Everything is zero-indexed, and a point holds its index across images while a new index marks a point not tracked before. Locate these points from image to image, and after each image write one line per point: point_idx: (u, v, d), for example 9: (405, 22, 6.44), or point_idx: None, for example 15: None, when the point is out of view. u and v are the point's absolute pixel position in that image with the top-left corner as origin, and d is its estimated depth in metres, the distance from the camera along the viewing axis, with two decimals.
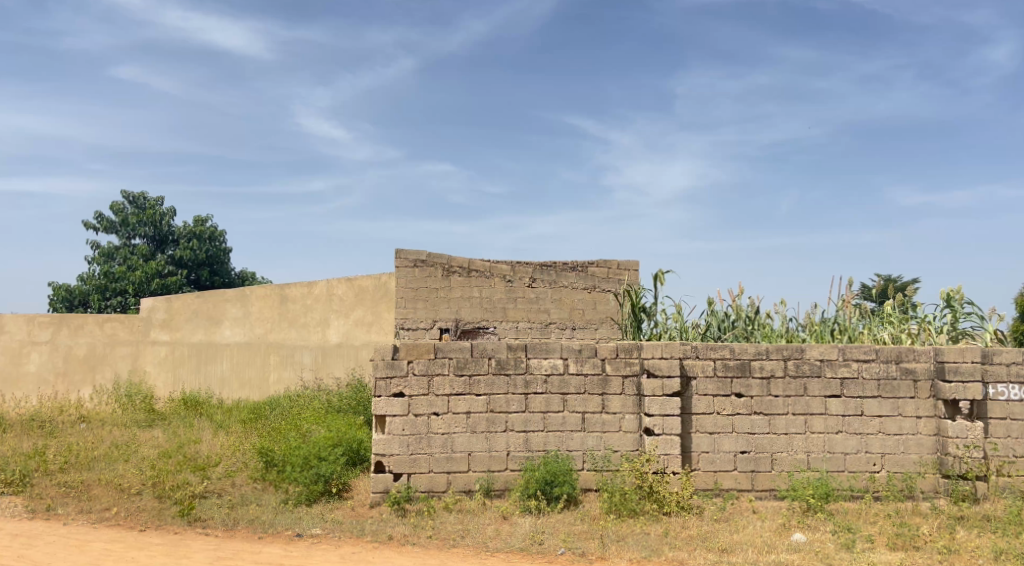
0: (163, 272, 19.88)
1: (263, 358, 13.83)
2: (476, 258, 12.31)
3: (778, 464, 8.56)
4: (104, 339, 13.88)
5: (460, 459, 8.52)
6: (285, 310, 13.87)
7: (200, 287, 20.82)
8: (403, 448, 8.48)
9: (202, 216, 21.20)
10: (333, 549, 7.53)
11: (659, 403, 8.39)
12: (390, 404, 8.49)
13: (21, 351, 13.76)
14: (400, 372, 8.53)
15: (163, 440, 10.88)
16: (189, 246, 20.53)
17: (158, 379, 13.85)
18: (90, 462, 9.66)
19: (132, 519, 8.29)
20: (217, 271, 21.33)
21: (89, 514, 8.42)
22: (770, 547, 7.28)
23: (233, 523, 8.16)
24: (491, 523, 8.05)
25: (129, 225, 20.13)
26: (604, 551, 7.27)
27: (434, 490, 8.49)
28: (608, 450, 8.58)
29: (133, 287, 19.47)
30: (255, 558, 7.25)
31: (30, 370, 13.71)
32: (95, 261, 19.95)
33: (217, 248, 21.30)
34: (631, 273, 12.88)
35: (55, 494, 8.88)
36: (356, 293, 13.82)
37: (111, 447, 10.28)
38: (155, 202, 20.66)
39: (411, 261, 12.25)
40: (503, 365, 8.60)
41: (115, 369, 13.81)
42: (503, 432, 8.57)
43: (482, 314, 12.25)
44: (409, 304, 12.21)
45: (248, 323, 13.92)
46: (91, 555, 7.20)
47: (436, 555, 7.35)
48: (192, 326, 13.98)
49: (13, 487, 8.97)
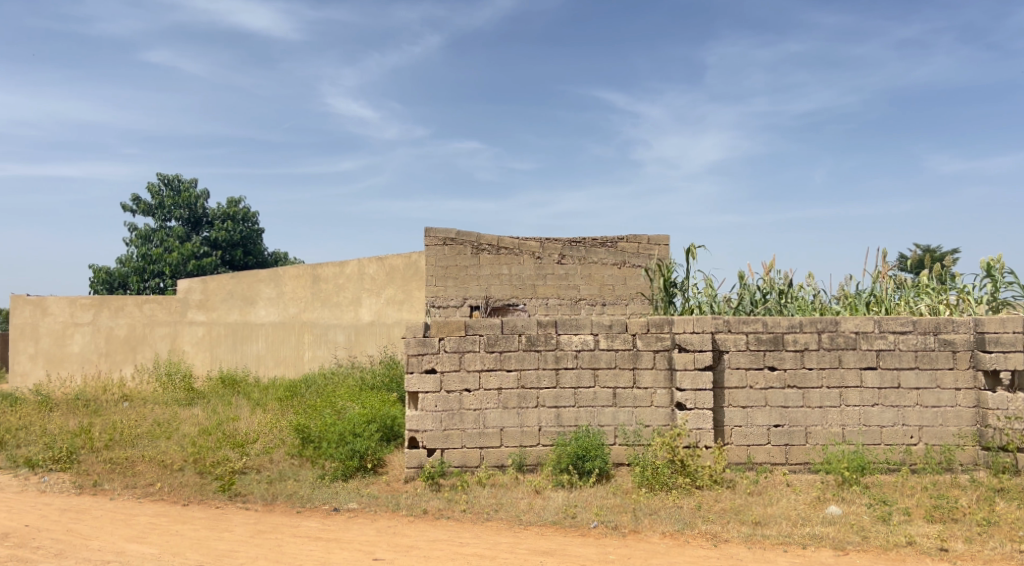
0: (199, 253, 20.15)
1: (297, 336, 14.03)
2: (505, 236, 12.33)
3: (812, 437, 8.51)
4: (143, 320, 14.20)
5: (492, 434, 8.61)
6: (317, 290, 14.01)
7: (234, 268, 21.05)
8: (436, 424, 8.59)
9: (235, 198, 21.45)
10: (369, 523, 7.69)
11: (691, 377, 8.39)
12: (423, 380, 8.59)
13: (65, 332, 14.14)
14: (431, 349, 8.61)
15: (203, 417, 11.13)
16: (224, 227, 20.82)
17: (197, 359, 14.20)
18: (134, 439, 9.91)
19: (175, 493, 8.53)
20: (251, 253, 21.54)
21: (134, 489, 8.67)
22: (804, 520, 7.27)
23: (272, 498, 8.36)
24: (525, 497, 8.13)
25: (166, 208, 20.48)
26: (637, 524, 7.33)
27: (468, 465, 8.61)
28: (639, 425, 8.61)
29: (170, 269, 19.78)
30: (294, 532, 7.43)
31: (74, 351, 14.09)
32: (133, 243, 20.32)
33: (251, 229, 21.53)
34: (662, 248, 12.82)
35: (101, 469, 9.13)
36: (387, 272, 13.77)
37: (152, 425, 10.53)
38: (190, 184, 20.99)
39: (441, 239, 12.35)
40: (534, 342, 8.65)
41: (155, 349, 14.16)
42: (535, 408, 8.63)
43: (513, 292, 12.30)
44: (439, 282, 12.35)
45: (282, 303, 14.11)
46: (137, 528, 7.43)
47: (469, 528, 7.48)
48: (228, 306, 14.24)
49: (60, 463, 9.24)
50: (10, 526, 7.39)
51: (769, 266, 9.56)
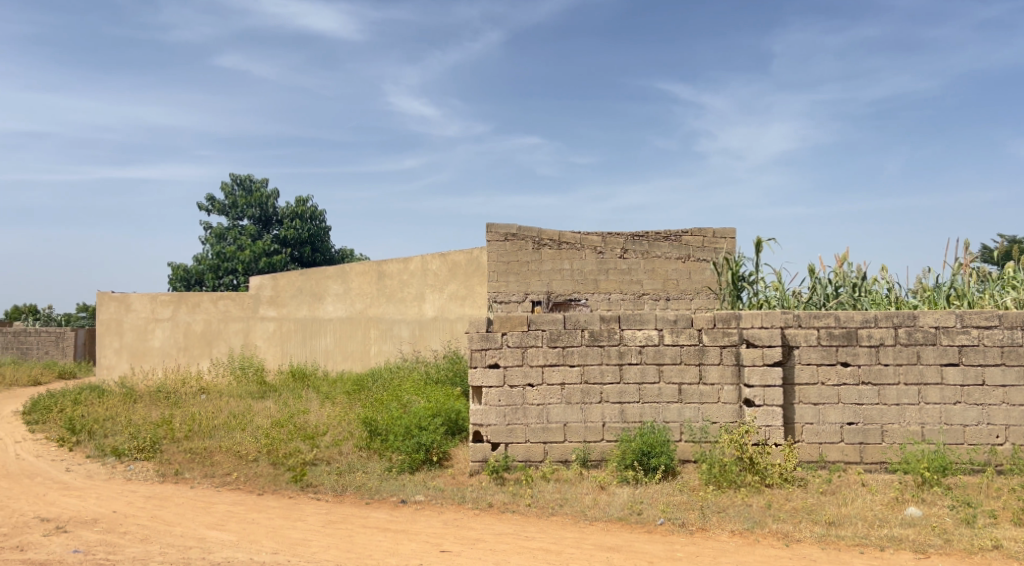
0: (270, 251, 20.70)
1: (363, 331, 14.29)
2: (566, 231, 12.31)
3: (889, 436, 8.28)
4: (218, 316, 14.68)
5: (556, 429, 8.62)
6: (383, 286, 14.25)
7: (303, 264, 21.54)
8: (500, 418, 8.65)
9: (303, 197, 21.95)
10: (436, 515, 7.80)
11: (760, 373, 8.28)
12: (487, 374, 8.66)
13: (146, 327, 14.73)
14: (494, 344, 8.68)
15: (275, 410, 11.45)
16: (293, 226, 21.32)
17: (268, 353, 14.59)
18: (211, 430, 10.26)
19: (250, 483, 8.82)
20: (319, 250, 22.00)
21: (212, 478, 8.99)
22: (882, 521, 7.08)
23: (342, 489, 8.56)
24: (590, 492, 8.13)
25: (238, 208, 21.11)
26: (705, 522, 7.26)
27: (532, 460, 8.64)
28: (705, 422, 8.51)
29: (243, 267, 20.38)
30: (364, 523, 7.59)
31: (155, 345, 14.69)
32: (208, 241, 21.01)
33: (319, 227, 22.00)
34: (729, 241, 12.59)
35: (182, 459, 9.49)
36: (450, 268, 13.92)
37: (229, 417, 10.89)
38: (261, 184, 21.58)
39: (502, 235, 12.42)
40: (597, 337, 8.63)
41: (229, 343, 14.62)
42: (599, 403, 8.62)
43: (575, 287, 12.29)
44: (501, 277, 12.43)
45: (349, 299, 14.39)
46: (216, 516, 7.70)
47: (535, 523, 7.52)
48: (297, 302, 14.59)
49: (144, 453, 9.64)
50: (99, 511, 7.75)
51: (841, 259, 9.33)
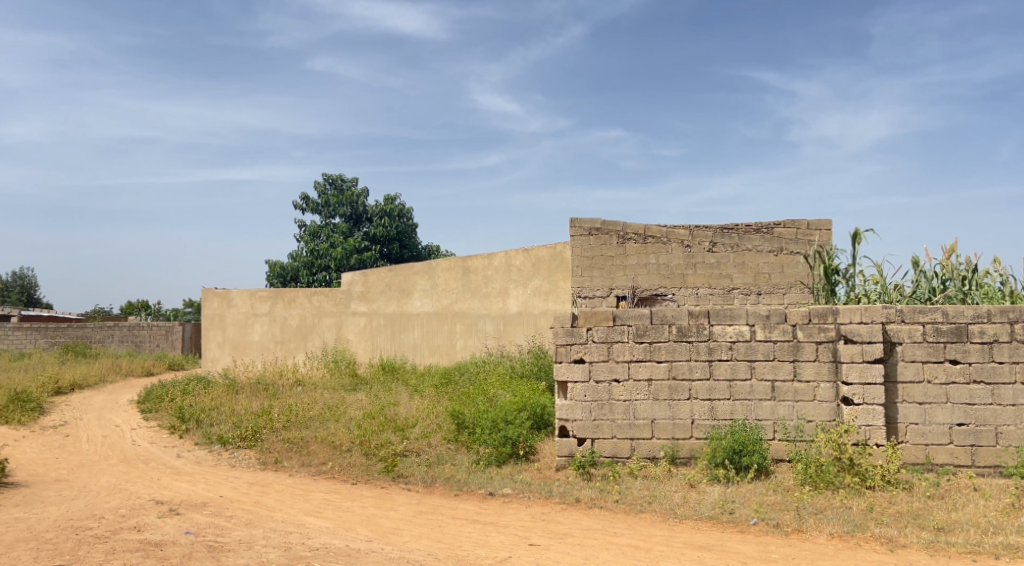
0: (361, 248, 21.23)
1: (449, 326, 14.48)
2: (651, 224, 12.15)
3: (1003, 438, 7.85)
4: (312, 310, 15.14)
5: (643, 426, 8.52)
6: (468, 281, 14.38)
7: (391, 261, 21.96)
8: (586, 414, 8.61)
9: (392, 196, 22.40)
10: (524, 508, 7.83)
11: (859, 371, 7.97)
12: (572, 370, 8.63)
13: (246, 321, 15.33)
14: (579, 339, 8.63)
15: (367, 402, 11.74)
16: (382, 223, 21.78)
17: (359, 346, 14.97)
18: (308, 421, 10.60)
19: (345, 473, 9.08)
20: (407, 247, 22.43)
21: (309, 467, 9.29)
22: (996, 528, 6.71)
23: (432, 481, 8.71)
24: (679, 490, 8.00)
25: (330, 206, 21.73)
26: (802, 523, 7.04)
27: (619, 456, 8.57)
28: (801, 420, 8.25)
29: (335, 263, 20.97)
30: (453, 514, 7.69)
31: (254, 339, 15.27)
32: (302, 239, 21.71)
33: (406, 225, 22.40)
34: (823, 234, 12.21)
35: (281, 448, 9.83)
36: (533, 263, 13.88)
37: (323, 408, 11.23)
38: (352, 183, 22.13)
39: (587, 229, 12.36)
40: (685, 332, 8.47)
41: (323, 337, 15.07)
42: (687, 400, 8.47)
43: (661, 281, 12.11)
44: (586, 272, 12.36)
45: (435, 294, 14.60)
46: (313, 503, 7.95)
47: (624, 519, 7.45)
48: (386, 298, 14.91)
49: (247, 441, 10.05)
50: (207, 495, 8.12)
51: (948, 251, 8.89)
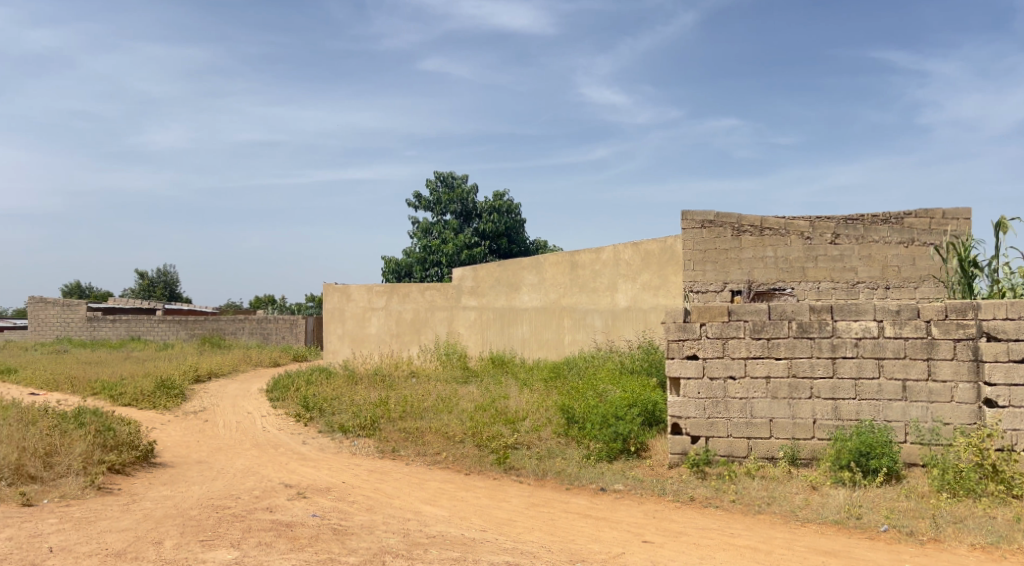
0: (470, 244, 21.55)
1: (557, 320, 14.42)
2: (769, 216, 11.70)
3: None
4: (425, 305, 15.46)
5: (761, 425, 8.20)
6: (576, 276, 14.23)
7: (500, 256, 22.11)
8: (699, 411, 8.35)
9: (501, 192, 22.56)
10: (637, 505, 7.69)
11: (1004, 371, 7.44)
12: (685, 366, 8.39)
13: (363, 315, 15.81)
14: (693, 334, 8.38)
15: (478, 394, 11.86)
16: (491, 220, 21.84)
17: (469, 340, 15.17)
18: (422, 412, 10.80)
19: (459, 463, 9.21)
20: (515, 242, 22.54)
21: (424, 456, 9.47)
22: None
23: (543, 474, 8.70)
24: (800, 492, 7.65)
25: (442, 204, 22.15)
26: (938, 532, 6.59)
27: (735, 455, 8.28)
28: (936, 423, 7.73)
29: (446, 259, 21.35)
30: (565, 507, 7.64)
31: (371, 332, 15.72)
32: (415, 236, 22.25)
33: (515, 221, 22.48)
34: (960, 223, 11.45)
35: (398, 437, 10.06)
36: (643, 257, 13.47)
37: (437, 399, 11.42)
38: (462, 180, 22.44)
39: (699, 222, 12.02)
40: (806, 328, 8.09)
41: (435, 331, 15.36)
42: (809, 399, 8.09)
43: (779, 275, 11.63)
44: (698, 266, 12.03)
45: (543, 289, 14.58)
46: (429, 492, 8.09)
47: (741, 520, 7.19)
48: (495, 292, 15.02)
49: (366, 430, 10.36)
50: (331, 481, 8.41)
51: None
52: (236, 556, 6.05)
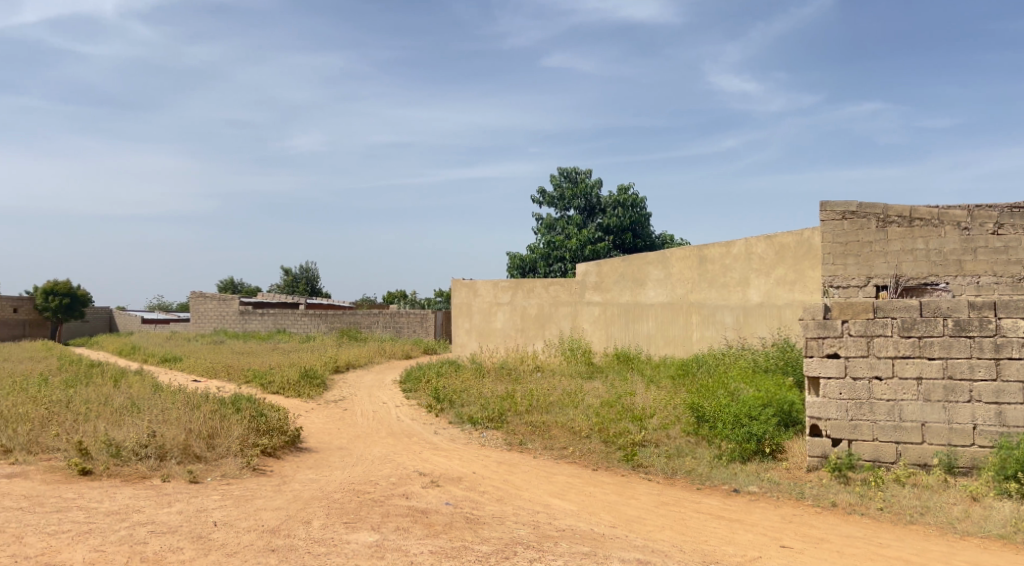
0: (594, 239, 21.38)
1: (685, 317, 14.03)
2: (919, 206, 10.94)
3: None
4: (550, 300, 15.55)
5: (911, 429, 7.67)
6: (704, 270, 13.79)
7: (625, 251, 21.79)
8: (842, 413, 7.90)
9: (625, 186, 22.26)
10: (773, 508, 7.38)
11: None
12: (824, 365, 7.96)
13: (489, 310, 16.08)
14: (834, 332, 7.95)
15: (604, 390, 11.76)
16: (615, 214, 21.73)
17: (594, 336, 15.14)
18: (549, 406, 10.81)
19: (585, 458, 9.17)
20: (640, 237, 22.16)
21: (552, 450, 9.48)
22: None
23: (673, 473, 8.51)
24: (958, 503, 7.09)
25: (566, 199, 22.12)
26: None
27: (882, 460, 7.79)
28: None
29: (570, 255, 21.30)
30: (697, 507, 7.44)
31: (497, 326, 16.00)
32: (539, 232, 22.37)
33: (640, 214, 22.11)
34: None
35: (525, 431, 10.11)
36: (777, 250, 12.88)
37: (563, 394, 11.40)
38: (586, 175, 22.35)
39: (840, 213, 11.42)
40: (963, 327, 7.52)
41: (560, 326, 15.45)
42: (967, 403, 7.50)
43: (931, 269, 10.86)
44: (838, 260, 11.42)
45: (669, 284, 14.26)
46: (557, 485, 8.09)
47: (890, 529, 6.75)
48: (620, 287, 14.87)
49: (494, 422, 10.49)
50: (462, 470, 8.56)
51: None
52: (376, 538, 6.26)
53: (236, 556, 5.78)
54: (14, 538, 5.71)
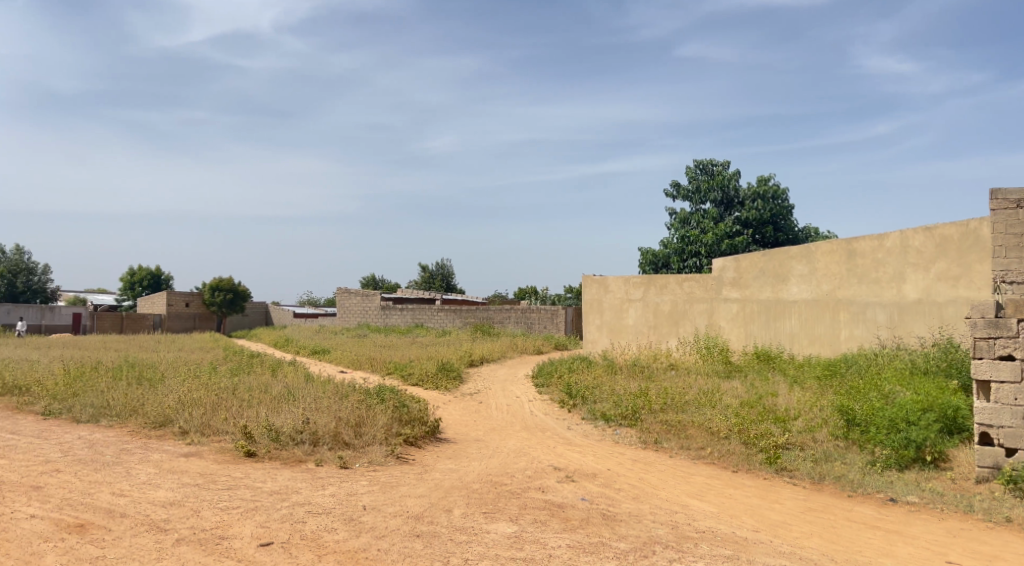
0: (731, 233, 20.67)
1: (832, 314, 13.30)
2: None
3: None
4: (684, 296, 15.38)
5: None
6: (854, 265, 13.00)
7: (765, 245, 20.96)
8: (1017, 420, 7.28)
9: (765, 177, 21.43)
10: (936, 521, 6.91)
11: None
12: (996, 367, 7.38)
13: (622, 306, 16.24)
14: (1008, 332, 7.36)
15: (743, 390, 11.38)
16: (754, 207, 20.94)
17: (732, 334, 14.73)
18: (684, 405, 10.55)
19: (725, 460, 8.92)
20: (782, 230, 21.18)
21: (689, 450, 9.29)
22: None
23: (820, 478, 8.15)
24: None
25: (702, 192, 21.67)
26: None
27: None
28: None
29: (706, 249, 20.75)
30: (848, 516, 7.07)
31: (629, 323, 16.11)
32: (674, 227, 21.98)
33: (781, 207, 21.23)
34: None
35: (660, 429, 9.95)
36: (938, 243, 11.89)
37: (699, 393, 11.11)
38: (723, 167, 21.71)
39: (1013, 201, 10.50)
40: None
41: (695, 323, 15.22)
42: None
43: None
44: (1010, 253, 10.53)
45: (814, 280, 13.57)
46: (695, 486, 7.91)
47: None
48: (760, 284, 14.35)
49: (627, 420, 10.40)
50: (597, 467, 8.54)
51: None
52: (515, 530, 6.34)
53: (384, 539, 6.02)
54: (192, 511, 6.20)
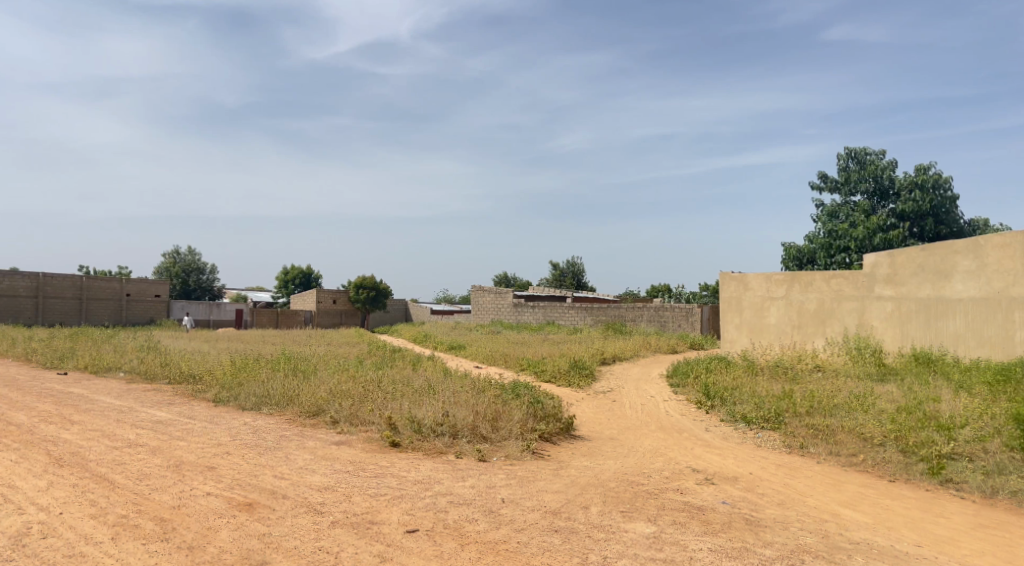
0: (885, 226, 19.38)
1: (1005, 314, 12.06)
2: None
3: None
4: (831, 294, 14.57)
5: None
6: None
7: (924, 239, 19.51)
8: None
9: (925, 165, 19.91)
10: None
11: None
12: None
13: (763, 304, 15.65)
14: None
15: (899, 394, 10.60)
16: (912, 197, 19.46)
17: (885, 334, 13.79)
18: (833, 409, 9.96)
19: (879, 468, 8.31)
20: (944, 223, 19.58)
21: (838, 456, 8.73)
22: None
23: (993, 492, 7.47)
24: None
25: (852, 182, 20.49)
26: None
27: None
28: None
29: (856, 244, 19.61)
30: None
31: (770, 322, 15.50)
32: (821, 220, 20.92)
33: (944, 196, 19.61)
34: None
35: (806, 433, 9.43)
36: None
37: (849, 397, 10.43)
38: (877, 156, 20.41)
39: None
40: None
41: (844, 323, 14.38)
42: None
43: None
44: None
45: (983, 276, 12.36)
46: (847, 495, 7.41)
47: None
48: (918, 281, 13.32)
49: (770, 423, 9.93)
50: (738, 470, 8.19)
51: None
52: (654, 530, 6.16)
53: (523, 533, 6.00)
54: (345, 496, 6.44)
